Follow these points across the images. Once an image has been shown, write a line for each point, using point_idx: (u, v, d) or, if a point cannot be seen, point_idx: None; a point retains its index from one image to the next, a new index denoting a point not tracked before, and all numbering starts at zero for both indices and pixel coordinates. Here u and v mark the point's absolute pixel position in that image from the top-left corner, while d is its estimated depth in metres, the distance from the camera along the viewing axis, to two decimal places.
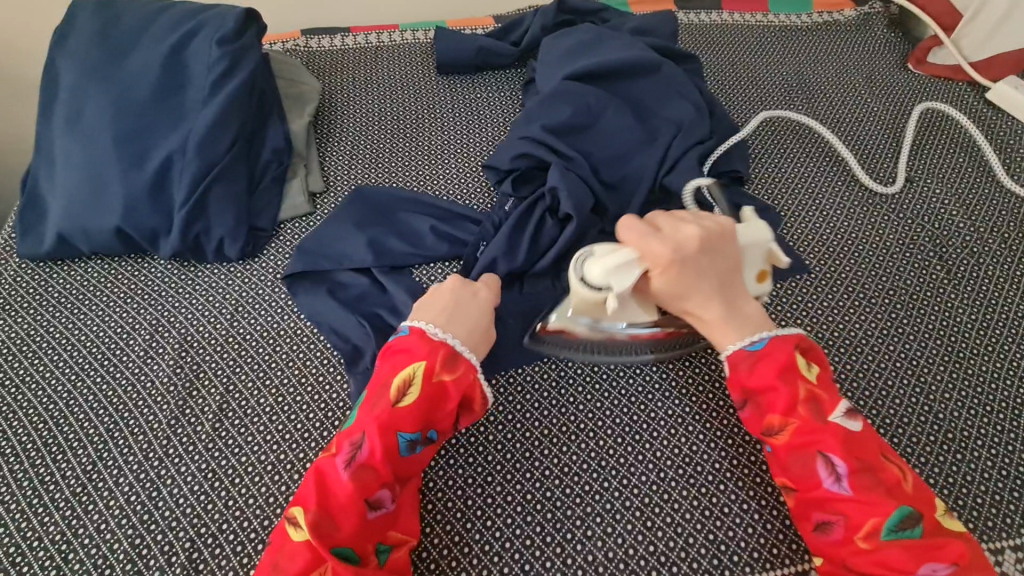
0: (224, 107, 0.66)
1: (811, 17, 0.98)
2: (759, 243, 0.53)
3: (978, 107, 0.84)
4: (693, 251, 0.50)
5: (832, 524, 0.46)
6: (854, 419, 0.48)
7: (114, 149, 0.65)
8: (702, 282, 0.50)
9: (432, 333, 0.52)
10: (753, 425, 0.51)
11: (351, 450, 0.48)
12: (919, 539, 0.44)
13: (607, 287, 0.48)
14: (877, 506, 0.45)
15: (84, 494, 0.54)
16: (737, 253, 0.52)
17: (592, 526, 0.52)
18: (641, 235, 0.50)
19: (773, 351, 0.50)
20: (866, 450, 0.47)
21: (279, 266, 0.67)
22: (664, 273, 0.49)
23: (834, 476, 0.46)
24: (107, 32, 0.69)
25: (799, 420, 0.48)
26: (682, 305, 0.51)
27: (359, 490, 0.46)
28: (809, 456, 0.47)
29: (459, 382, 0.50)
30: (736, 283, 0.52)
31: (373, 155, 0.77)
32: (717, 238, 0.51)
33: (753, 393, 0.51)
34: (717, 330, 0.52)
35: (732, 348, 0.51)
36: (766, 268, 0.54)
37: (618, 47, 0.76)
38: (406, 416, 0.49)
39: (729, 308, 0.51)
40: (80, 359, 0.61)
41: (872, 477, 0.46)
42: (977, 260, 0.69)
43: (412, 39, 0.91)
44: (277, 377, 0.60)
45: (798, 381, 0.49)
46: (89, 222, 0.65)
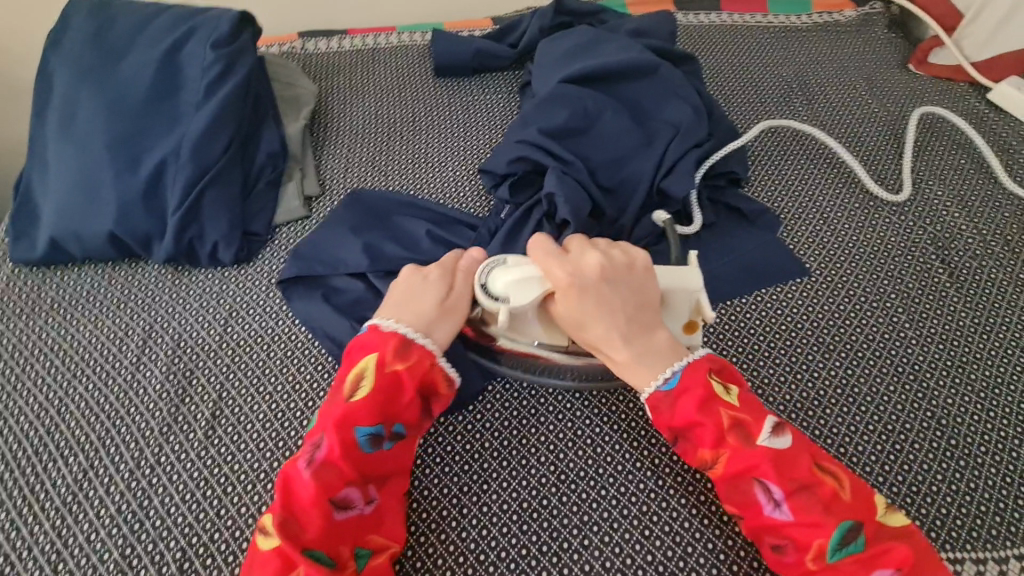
0: (218, 111, 0.66)
1: (811, 18, 0.97)
2: (687, 294, 0.53)
3: (980, 107, 0.83)
4: (592, 279, 0.51)
5: (783, 547, 0.46)
6: (780, 436, 0.48)
7: (107, 153, 0.65)
8: (603, 311, 0.50)
9: (385, 325, 0.52)
10: (688, 459, 0.50)
11: (310, 452, 0.48)
12: (865, 551, 0.44)
13: (505, 299, 0.50)
14: (817, 526, 0.45)
15: (75, 504, 0.53)
16: (645, 287, 0.52)
17: (588, 535, 0.51)
18: (546, 258, 0.52)
19: (690, 383, 0.49)
20: (797, 468, 0.46)
21: (273, 271, 0.67)
22: (564, 298, 0.50)
23: (772, 502, 0.46)
24: (101, 35, 0.69)
25: (730, 449, 0.48)
26: (583, 334, 0.51)
27: (321, 489, 0.46)
28: (743, 485, 0.47)
29: (413, 369, 0.50)
30: (646, 320, 0.52)
31: (369, 158, 0.77)
32: (621, 271, 0.52)
33: (680, 429, 0.50)
34: (620, 365, 0.51)
35: (647, 389, 0.50)
36: (694, 320, 0.54)
37: (615, 49, 0.76)
38: (360, 410, 0.48)
39: (634, 342, 0.51)
40: (72, 366, 0.61)
41: (808, 496, 0.46)
42: (980, 263, 0.68)
43: (410, 41, 0.91)
44: (270, 384, 0.59)
45: (719, 410, 0.49)
46: (82, 227, 0.64)
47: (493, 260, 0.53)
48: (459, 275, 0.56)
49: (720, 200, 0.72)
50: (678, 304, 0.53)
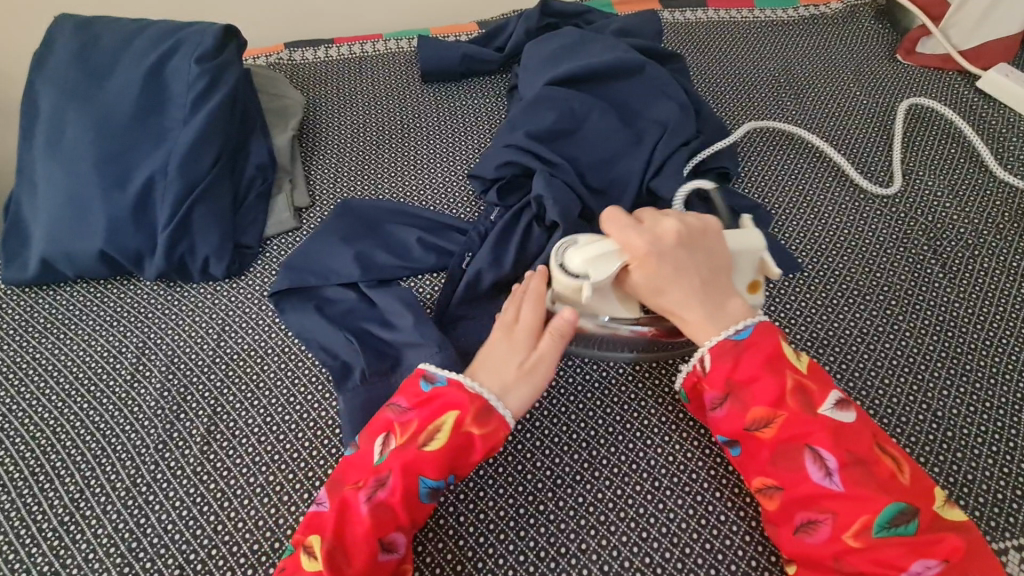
0: (205, 125, 0.66)
1: (798, 11, 0.97)
2: (751, 254, 0.54)
3: (969, 96, 0.83)
4: (669, 245, 0.52)
5: (818, 522, 0.46)
6: (845, 410, 0.48)
7: (95, 171, 0.65)
8: (680, 274, 0.51)
9: (469, 384, 0.52)
10: (733, 422, 0.49)
11: (374, 485, 0.48)
12: (912, 537, 0.43)
13: (585, 276, 0.51)
14: (866, 501, 0.44)
15: (72, 523, 0.53)
16: (719, 250, 0.53)
17: (586, 539, 0.51)
18: (620, 229, 0.53)
19: (759, 340, 0.50)
20: (858, 442, 0.47)
21: (265, 283, 0.67)
22: (641, 265, 0.51)
23: (823, 470, 0.46)
24: (86, 53, 0.69)
25: (789, 411, 0.47)
26: (659, 300, 0.52)
27: (376, 528, 0.47)
28: (794, 450, 0.47)
29: (488, 436, 0.50)
30: (721, 282, 0.52)
31: (359, 167, 0.77)
32: (696, 235, 0.53)
33: (737, 387, 0.50)
34: (694, 324, 0.51)
35: (715, 338, 0.50)
36: (758, 279, 0.54)
37: (601, 50, 0.75)
38: (430, 461, 0.49)
39: (709, 303, 0.51)
40: (66, 386, 0.61)
41: (862, 470, 0.46)
42: (972, 252, 0.68)
43: (396, 48, 0.91)
44: (264, 398, 0.59)
45: (785, 372, 0.49)
46: (73, 245, 0.64)
47: (564, 242, 0.54)
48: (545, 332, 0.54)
49: None
50: (743, 266, 0.54)
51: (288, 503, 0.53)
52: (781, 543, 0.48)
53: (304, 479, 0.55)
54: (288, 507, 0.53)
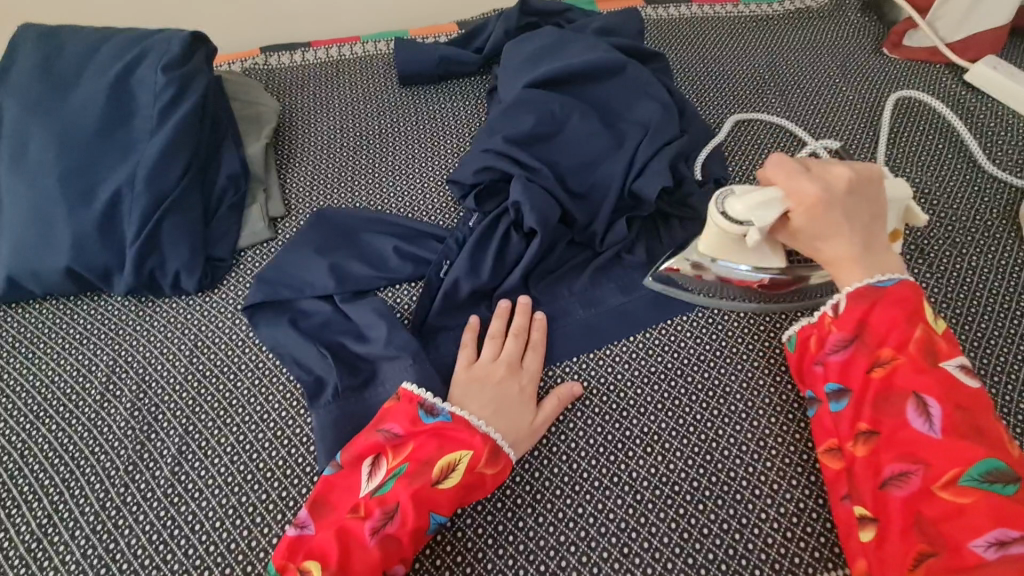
0: (173, 136, 0.64)
1: (783, 5, 0.95)
2: (901, 202, 0.56)
3: (956, 89, 0.82)
4: (841, 190, 0.52)
5: (910, 472, 0.44)
6: (968, 375, 0.47)
7: (60, 186, 0.63)
8: (845, 222, 0.52)
9: (477, 424, 0.52)
10: (849, 361, 0.50)
11: (382, 517, 0.48)
12: (1012, 502, 0.41)
13: (749, 222, 0.52)
14: (970, 455, 0.43)
15: (39, 550, 0.52)
16: (881, 198, 0.53)
17: (565, 556, 0.51)
18: (790, 173, 0.53)
19: (898, 293, 0.49)
20: (974, 404, 0.45)
21: (238, 296, 0.65)
22: (809, 210, 0.51)
23: (927, 418, 0.45)
24: (50, 64, 0.67)
25: (911, 358, 0.47)
26: (812, 241, 0.53)
27: (383, 560, 0.47)
28: (902, 397, 0.46)
29: (497, 476, 0.51)
30: (879, 229, 0.53)
31: (335, 174, 0.75)
32: (864, 181, 0.53)
33: (860, 329, 0.50)
34: (843, 267, 0.52)
35: (858, 284, 0.52)
36: (900, 228, 0.57)
37: (581, 50, 0.74)
38: (444, 498, 0.49)
39: (864, 249, 0.52)
40: (35, 407, 0.59)
41: (969, 428, 0.44)
42: (961, 251, 0.67)
43: (374, 51, 0.89)
44: (238, 415, 0.58)
45: (915, 325, 0.48)
46: (39, 262, 0.63)
47: (721, 190, 0.55)
48: (552, 395, 0.57)
49: None
50: (894, 212, 0.56)
51: (261, 524, 0.52)
52: (862, 492, 0.46)
53: (277, 499, 0.53)
54: (261, 528, 0.52)
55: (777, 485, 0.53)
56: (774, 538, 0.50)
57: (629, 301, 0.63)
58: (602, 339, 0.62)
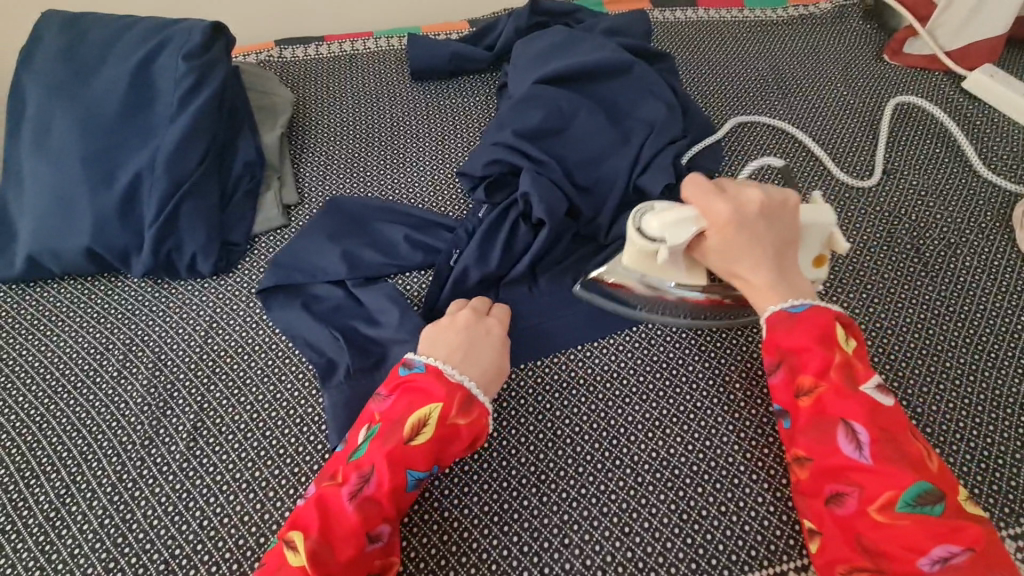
0: (192, 123, 0.66)
1: (787, 11, 0.97)
2: (822, 227, 0.55)
3: (954, 97, 0.84)
4: (752, 215, 0.51)
5: (845, 494, 0.46)
6: (884, 395, 0.48)
7: (82, 168, 0.65)
8: (757, 246, 0.51)
9: (449, 374, 0.53)
10: (781, 388, 0.51)
11: (358, 481, 0.48)
12: (937, 519, 0.43)
13: (661, 240, 0.52)
14: (897, 477, 0.44)
15: (58, 519, 0.54)
16: (794, 225, 0.53)
17: (569, 534, 0.53)
18: (704, 195, 0.52)
19: (811, 316, 0.50)
20: (893, 424, 0.47)
21: (253, 280, 0.67)
22: (721, 232, 0.51)
23: (855, 443, 0.46)
24: (73, 50, 0.69)
25: (831, 384, 0.48)
26: (726, 263, 0.53)
27: (364, 522, 0.47)
28: (829, 423, 0.47)
29: (471, 426, 0.52)
30: (791, 254, 0.53)
31: (347, 164, 0.77)
32: (778, 207, 0.53)
33: (784, 355, 0.51)
34: (759, 291, 0.53)
35: (772, 309, 0.52)
36: (823, 254, 0.56)
37: (589, 49, 0.76)
38: (418, 454, 0.49)
39: (779, 274, 0.53)
40: (53, 383, 0.61)
41: (893, 450, 0.46)
42: (955, 251, 0.69)
43: (387, 46, 0.91)
44: (251, 393, 0.60)
45: (833, 348, 0.49)
46: (60, 242, 0.64)
47: (643, 206, 0.54)
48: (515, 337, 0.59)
49: None
50: (813, 237, 0.55)
51: (274, 498, 0.54)
52: (809, 513, 0.48)
53: (289, 474, 0.55)
54: (274, 502, 0.54)
55: (774, 470, 0.55)
56: (770, 521, 0.52)
57: None
58: (606, 328, 0.63)
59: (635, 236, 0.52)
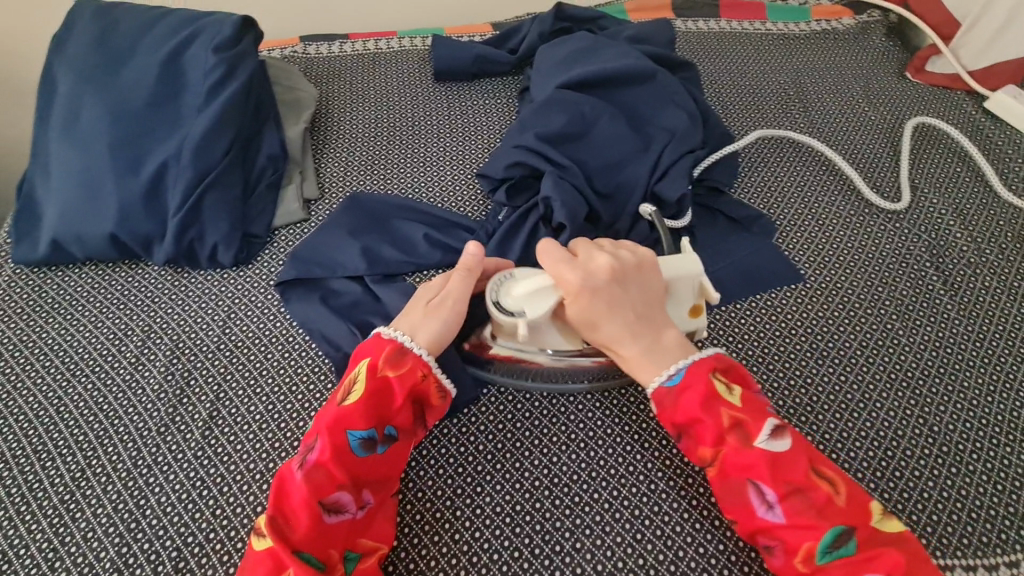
0: (219, 115, 0.67)
1: (809, 25, 0.97)
2: (687, 279, 0.56)
3: (977, 117, 0.84)
4: (603, 280, 0.53)
5: (772, 549, 0.47)
6: (779, 439, 0.48)
7: (109, 156, 0.66)
8: (614, 309, 0.53)
9: (386, 333, 0.54)
10: (688, 455, 0.51)
11: (305, 454, 0.49)
12: (855, 556, 0.44)
13: (519, 312, 0.53)
14: (809, 529, 0.45)
15: (72, 501, 0.54)
16: (654, 284, 0.55)
17: (581, 538, 0.52)
18: (557, 262, 0.55)
19: (696, 377, 0.51)
20: (793, 472, 0.47)
21: (272, 272, 0.67)
22: (576, 300, 0.53)
23: (766, 504, 0.47)
24: (105, 38, 0.70)
25: (728, 449, 0.49)
26: (593, 331, 0.54)
27: (313, 491, 0.47)
28: (736, 488, 0.48)
29: (404, 377, 0.51)
30: (655, 316, 0.54)
31: (368, 162, 0.77)
32: (630, 271, 0.55)
33: (682, 426, 0.51)
34: (634, 362, 0.53)
35: (653, 385, 0.52)
36: (699, 304, 0.57)
37: (613, 56, 0.76)
38: (352, 412, 0.50)
39: (647, 336, 0.53)
40: (71, 366, 0.61)
41: (801, 500, 0.46)
42: (975, 271, 0.69)
43: (410, 46, 0.92)
44: (267, 384, 0.60)
45: (720, 409, 0.50)
46: (84, 228, 0.65)
47: (500, 278, 0.56)
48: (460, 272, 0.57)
49: (715, 207, 0.73)
50: (681, 294, 0.57)
51: None
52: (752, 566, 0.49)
53: None
54: None
55: None
56: None
57: None
58: None
59: (496, 313, 0.54)
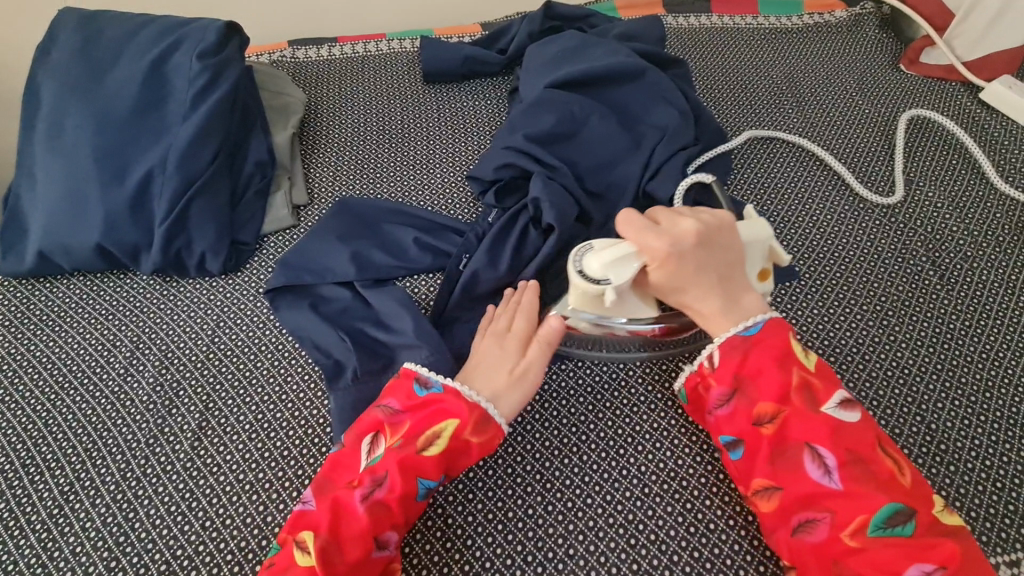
0: (204, 122, 0.66)
1: (802, 19, 0.96)
2: (760, 242, 0.55)
3: (972, 107, 0.83)
4: (688, 243, 0.52)
5: (817, 521, 0.46)
6: (848, 410, 0.49)
7: (94, 166, 0.65)
8: (698, 271, 0.52)
9: (469, 394, 0.52)
10: (741, 415, 0.50)
11: (371, 484, 0.49)
12: (908, 537, 0.44)
13: (605, 280, 0.50)
14: (866, 500, 0.45)
15: (60, 516, 0.53)
16: (735, 246, 0.53)
17: (574, 544, 0.51)
18: (639, 227, 0.53)
19: (769, 336, 0.51)
20: (860, 442, 0.47)
21: (261, 279, 0.67)
22: (662, 265, 0.52)
23: (823, 469, 0.47)
24: (89, 47, 0.69)
25: (794, 409, 0.48)
26: (676, 295, 0.53)
27: (374, 526, 0.47)
28: (793, 450, 0.48)
29: (485, 445, 0.52)
30: (736, 279, 0.53)
31: (357, 166, 0.77)
32: (713, 233, 0.53)
33: (742, 383, 0.51)
34: (712, 320, 0.53)
35: (726, 334, 0.52)
36: (768, 267, 0.56)
37: (603, 54, 0.75)
38: (429, 464, 0.49)
39: (727, 298, 0.53)
40: (60, 378, 0.61)
41: (862, 470, 0.46)
42: (971, 264, 0.68)
43: (399, 48, 0.91)
44: (257, 394, 0.59)
45: (792, 368, 0.50)
46: (70, 238, 0.65)
47: (580, 247, 0.53)
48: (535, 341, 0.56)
49: None
50: (757, 263, 0.55)
51: (277, 501, 0.54)
52: (777, 542, 0.48)
53: (293, 477, 0.55)
54: (277, 504, 0.53)
55: None
56: None
57: None
58: None
59: (579, 281, 0.51)
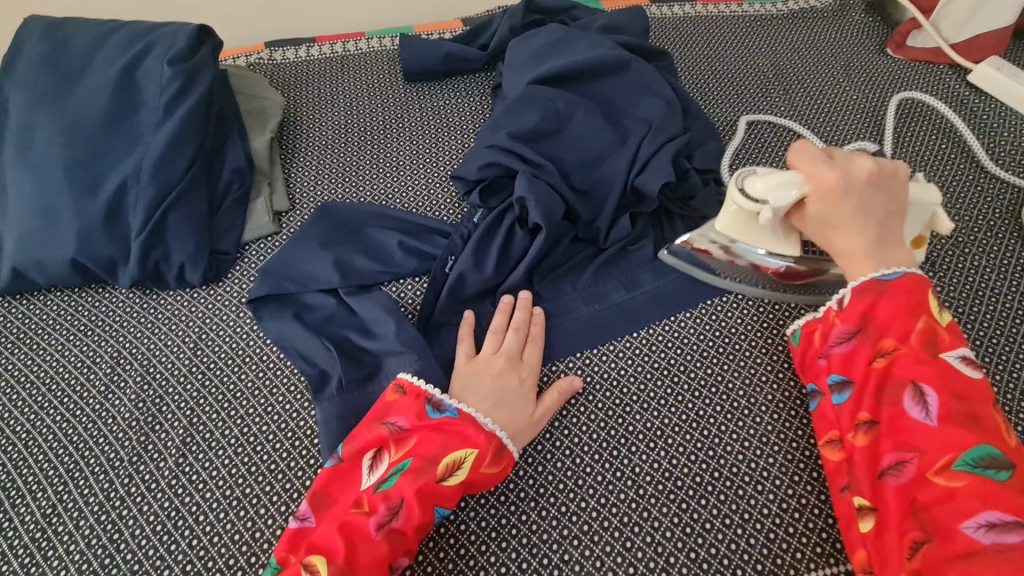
0: (178, 130, 0.64)
1: (787, 4, 0.95)
2: (926, 207, 0.55)
3: (961, 90, 0.82)
4: (859, 181, 0.52)
5: (906, 461, 0.45)
6: (970, 367, 0.47)
7: (66, 178, 0.63)
8: (862, 210, 0.52)
9: (488, 425, 0.52)
10: (857, 353, 0.51)
11: (386, 513, 0.48)
12: (1001, 486, 0.42)
13: (765, 202, 0.51)
14: (962, 441, 0.43)
15: (43, 540, 0.52)
16: (902, 197, 0.54)
17: (569, 550, 0.51)
18: (812, 161, 0.53)
19: (903, 286, 0.50)
20: (972, 393, 0.46)
21: (243, 289, 0.65)
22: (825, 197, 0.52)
23: (925, 408, 0.46)
24: (56, 56, 0.67)
25: (912, 349, 0.48)
26: (823, 230, 0.53)
27: (390, 554, 0.47)
28: (898, 387, 0.47)
29: (498, 475, 0.52)
30: (893, 226, 0.53)
31: (340, 169, 0.75)
32: (886, 178, 0.53)
33: (864, 323, 0.51)
34: (854, 258, 0.53)
35: (864, 278, 0.52)
36: (923, 233, 0.57)
37: (586, 47, 0.74)
38: (449, 493, 0.49)
39: (877, 244, 0.53)
40: (39, 398, 0.59)
41: (967, 417, 0.44)
42: (963, 250, 0.67)
43: (379, 46, 0.89)
44: (242, 407, 0.58)
45: (919, 316, 0.49)
46: (43, 254, 0.63)
47: (744, 169, 0.54)
48: (555, 389, 0.57)
49: None
50: (917, 217, 0.55)
51: (265, 516, 0.52)
52: (859, 481, 0.47)
53: (281, 491, 0.54)
54: (266, 520, 0.52)
55: (780, 481, 0.53)
56: (777, 533, 0.51)
57: (633, 298, 0.64)
58: (603, 335, 0.62)
59: (739, 199, 0.53)
